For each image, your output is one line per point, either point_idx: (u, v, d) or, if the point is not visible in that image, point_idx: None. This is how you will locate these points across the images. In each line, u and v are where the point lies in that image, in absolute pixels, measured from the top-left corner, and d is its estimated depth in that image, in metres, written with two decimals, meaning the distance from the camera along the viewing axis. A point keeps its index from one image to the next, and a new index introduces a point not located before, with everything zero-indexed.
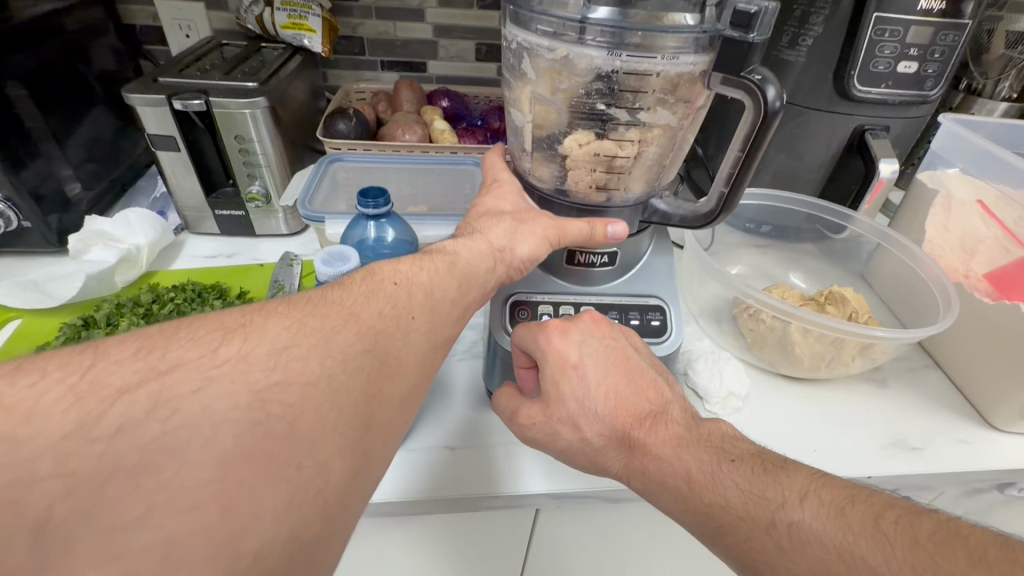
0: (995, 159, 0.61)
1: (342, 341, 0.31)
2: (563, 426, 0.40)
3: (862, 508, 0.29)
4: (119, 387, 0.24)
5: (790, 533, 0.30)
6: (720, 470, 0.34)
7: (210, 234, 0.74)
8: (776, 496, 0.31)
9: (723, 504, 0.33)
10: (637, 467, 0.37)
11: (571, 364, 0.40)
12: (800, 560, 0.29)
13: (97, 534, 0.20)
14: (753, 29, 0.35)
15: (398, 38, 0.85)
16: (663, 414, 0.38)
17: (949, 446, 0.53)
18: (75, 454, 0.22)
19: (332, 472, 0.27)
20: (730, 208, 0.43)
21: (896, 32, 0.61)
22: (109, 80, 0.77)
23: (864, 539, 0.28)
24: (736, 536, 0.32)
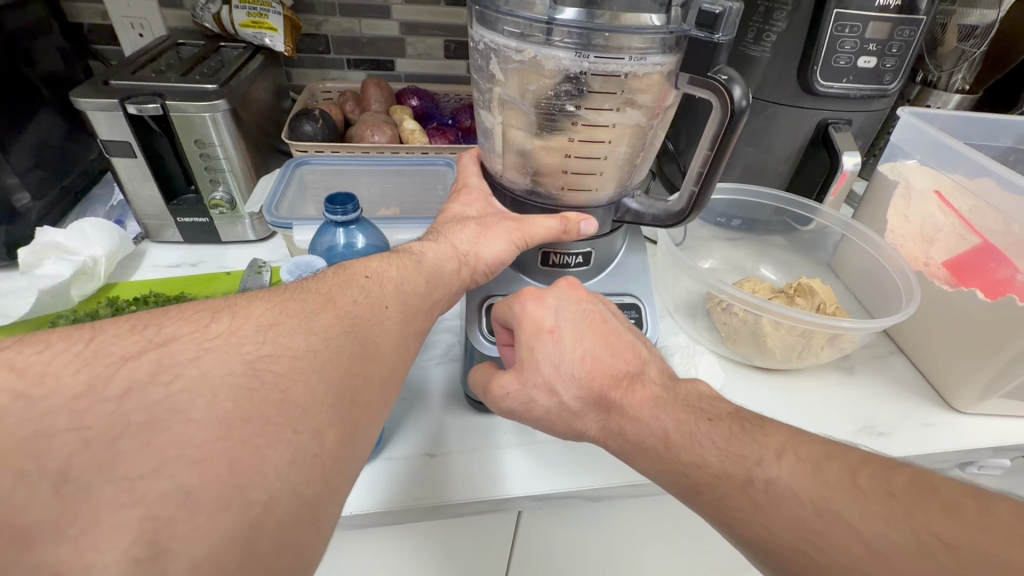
0: (949, 150, 0.63)
1: (322, 323, 0.30)
2: (540, 392, 0.40)
3: (837, 464, 0.30)
4: (121, 355, 0.24)
5: (767, 489, 0.30)
6: (697, 430, 0.34)
7: (172, 242, 0.71)
8: (753, 454, 0.32)
9: (701, 461, 0.33)
10: (613, 428, 0.38)
11: (547, 329, 0.41)
12: (776, 514, 0.29)
13: (116, 478, 0.20)
14: (718, 30, 0.35)
15: (364, 35, 0.83)
16: (640, 374, 0.39)
17: (914, 428, 0.55)
18: (91, 410, 0.22)
19: (326, 438, 0.26)
20: (701, 205, 0.44)
21: (856, 27, 0.62)
22: (57, 81, 0.73)
23: (841, 494, 0.28)
24: (711, 491, 0.32)
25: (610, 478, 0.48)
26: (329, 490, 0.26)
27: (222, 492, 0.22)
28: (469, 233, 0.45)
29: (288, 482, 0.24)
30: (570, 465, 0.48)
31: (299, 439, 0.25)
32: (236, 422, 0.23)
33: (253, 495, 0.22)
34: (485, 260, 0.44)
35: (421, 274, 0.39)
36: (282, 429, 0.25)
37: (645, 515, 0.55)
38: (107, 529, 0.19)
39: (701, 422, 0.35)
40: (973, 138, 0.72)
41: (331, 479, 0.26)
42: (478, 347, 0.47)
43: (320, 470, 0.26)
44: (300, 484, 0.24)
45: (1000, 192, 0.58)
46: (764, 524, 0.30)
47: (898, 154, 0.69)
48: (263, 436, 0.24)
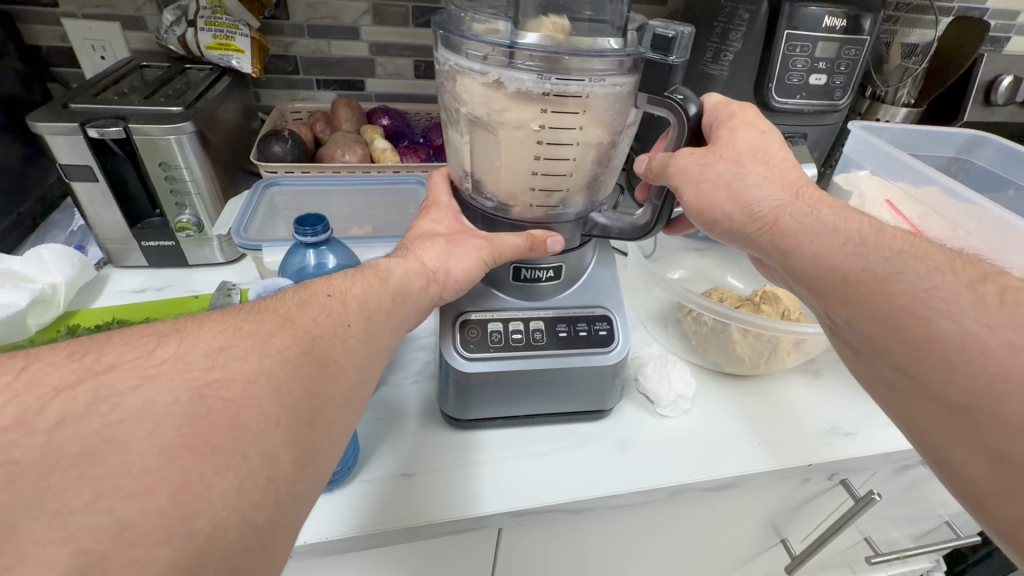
0: (897, 161, 0.67)
1: (279, 343, 0.29)
2: (717, 198, 0.40)
3: (992, 286, 0.32)
4: (54, 385, 0.23)
5: (926, 322, 0.32)
6: (962, 301, 0.32)
7: (136, 267, 0.70)
8: (911, 284, 0.33)
9: (924, 333, 0.32)
10: (776, 230, 0.39)
11: (729, 162, 0.41)
12: (932, 342, 0.31)
13: (46, 514, 0.20)
14: (672, 52, 0.37)
15: (333, 56, 0.84)
16: (800, 196, 0.40)
17: (879, 428, 0.57)
18: (19, 444, 0.21)
19: (280, 462, 0.26)
20: (664, 217, 0.46)
21: (805, 47, 0.66)
22: (14, 105, 0.71)
23: (998, 320, 0.30)
24: (885, 321, 0.33)
25: (588, 491, 0.48)
26: (282, 514, 0.26)
27: (161, 524, 0.21)
28: (437, 251, 0.45)
29: (236, 508, 0.23)
30: (551, 479, 0.49)
31: (249, 464, 0.25)
32: (180, 450, 0.23)
33: (198, 524, 0.22)
34: (449, 277, 0.44)
35: (389, 294, 0.39)
36: (231, 456, 0.24)
37: (626, 526, 0.55)
38: (36, 563, 0.19)
39: (971, 286, 0.32)
40: (918, 150, 0.77)
41: (285, 502, 0.26)
42: (453, 362, 0.47)
43: (273, 494, 0.25)
44: (249, 509, 0.24)
45: (943, 200, 0.62)
46: (970, 397, 0.30)
47: (852, 165, 0.73)
48: (208, 464, 0.23)
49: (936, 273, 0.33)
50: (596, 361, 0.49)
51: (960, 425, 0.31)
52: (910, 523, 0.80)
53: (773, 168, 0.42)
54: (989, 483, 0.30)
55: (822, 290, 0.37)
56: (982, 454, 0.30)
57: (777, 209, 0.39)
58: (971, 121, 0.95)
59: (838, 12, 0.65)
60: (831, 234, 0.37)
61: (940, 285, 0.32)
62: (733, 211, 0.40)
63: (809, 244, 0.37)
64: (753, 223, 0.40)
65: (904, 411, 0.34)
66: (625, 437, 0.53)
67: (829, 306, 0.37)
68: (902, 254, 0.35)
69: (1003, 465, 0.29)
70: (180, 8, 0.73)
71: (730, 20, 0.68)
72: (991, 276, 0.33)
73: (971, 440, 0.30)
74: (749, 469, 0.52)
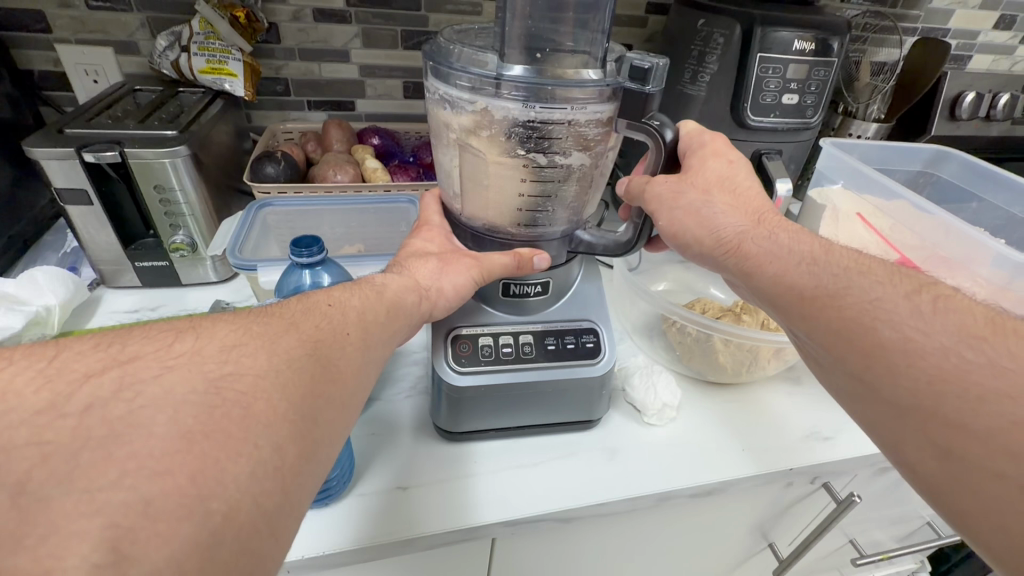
0: (867, 177, 0.71)
1: (286, 345, 0.31)
2: (687, 218, 0.43)
3: (926, 294, 0.34)
4: (83, 371, 0.24)
5: (873, 329, 0.34)
6: (902, 310, 0.34)
7: (130, 287, 0.70)
8: (859, 293, 0.35)
9: (871, 341, 0.34)
10: (739, 250, 0.41)
11: (699, 189, 0.44)
12: (881, 348, 0.33)
13: (75, 490, 0.21)
14: (648, 82, 0.40)
15: (323, 78, 0.86)
16: (763, 218, 0.43)
17: (856, 432, 0.59)
18: (50, 426, 0.22)
19: (287, 452, 0.27)
20: (645, 235, 0.48)
21: (778, 69, 0.70)
22: (7, 129, 0.72)
23: (934, 326, 0.32)
24: (838, 333, 0.35)
25: (579, 500, 0.49)
26: (289, 501, 0.27)
27: (181, 502, 0.22)
28: (429, 270, 0.47)
29: (249, 491, 0.25)
30: (540, 490, 0.50)
31: (261, 452, 0.26)
32: (198, 436, 0.24)
33: (214, 506, 0.23)
34: (439, 295, 0.46)
35: (388, 309, 0.40)
36: (243, 444, 0.25)
37: (616, 534, 0.57)
38: (67, 535, 0.20)
39: (909, 295, 0.34)
40: (888, 164, 0.80)
41: (291, 489, 0.27)
42: (445, 377, 0.49)
43: (281, 482, 0.26)
44: (260, 494, 0.25)
45: (911, 214, 0.65)
46: (914, 398, 0.32)
47: (825, 180, 0.77)
48: (224, 450, 0.24)
49: (878, 285, 0.35)
50: (583, 373, 0.51)
51: (909, 426, 0.32)
52: (893, 525, 0.83)
53: (739, 196, 0.44)
54: (938, 481, 0.31)
55: (783, 305, 0.39)
56: (931, 452, 0.31)
57: (741, 234, 0.41)
58: (938, 136, 1.00)
59: (807, 36, 0.69)
60: (788, 255, 0.39)
61: (882, 296, 0.35)
62: (702, 236, 0.43)
63: (769, 265, 0.40)
64: (720, 246, 0.42)
65: (862, 418, 0.35)
66: (615, 446, 0.55)
67: (788, 321, 0.39)
68: (849, 270, 0.37)
69: (949, 462, 0.30)
70: (175, 33, 0.74)
71: (705, 44, 0.72)
72: (928, 286, 0.35)
73: (919, 440, 0.32)
74: (733, 474, 0.53)
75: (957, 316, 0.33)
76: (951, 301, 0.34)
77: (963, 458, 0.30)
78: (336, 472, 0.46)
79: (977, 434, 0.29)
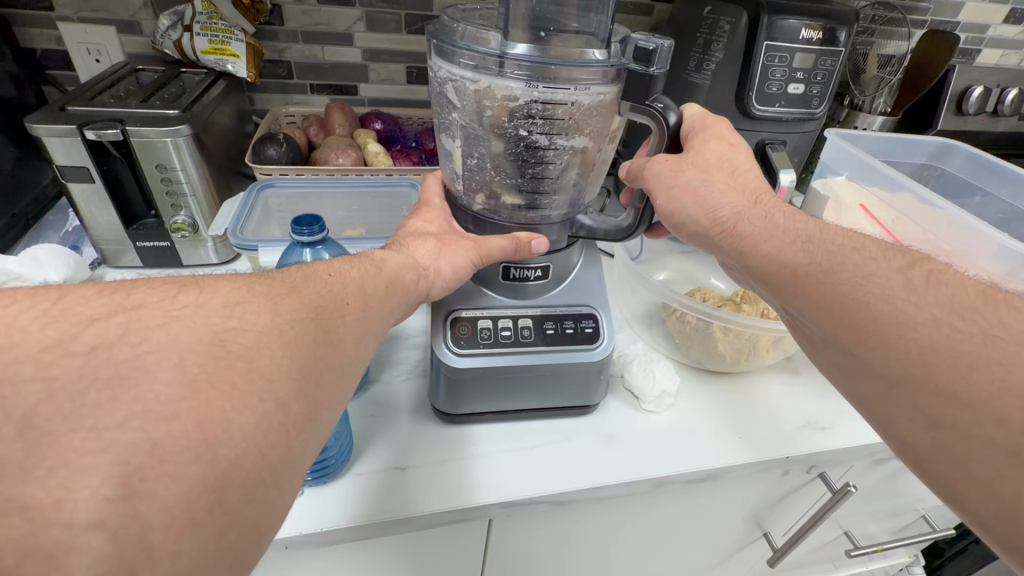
0: (871, 168, 0.70)
1: (287, 307, 0.31)
2: (687, 198, 0.43)
3: (920, 270, 0.34)
4: (89, 315, 0.24)
5: (865, 304, 0.34)
6: (895, 283, 0.34)
7: (131, 267, 0.70)
8: (855, 269, 0.35)
9: (863, 315, 0.34)
10: (735, 231, 0.41)
11: (700, 171, 0.43)
12: (873, 321, 0.33)
13: (81, 429, 0.21)
14: (653, 63, 0.39)
15: (327, 61, 0.85)
16: (762, 198, 0.43)
17: (853, 422, 0.60)
18: (57, 363, 0.22)
19: (291, 410, 0.27)
20: (646, 219, 0.48)
21: (784, 58, 0.69)
22: (8, 107, 0.72)
23: (928, 300, 0.32)
24: (829, 309, 0.35)
25: (573, 481, 0.50)
26: (293, 456, 0.27)
27: (189, 445, 0.22)
28: (428, 250, 0.47)
29: (254, 442, 0.25)
30: (534, 471, 0.50)
31: (265, 407, 0.26)
32: (203, 384, 0.24)
33: (221, 452, 0.23)
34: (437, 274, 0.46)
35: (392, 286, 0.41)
36: (248, 396, 0.25)
37: (612, 518, 0.57)
38: (77, 468, 0.20)
39: (902, 270, 0.34)
40: (892, 157, 0.80)
41: (295, 446, 0.27)
42: (444, 359, 0.49)
43: (284, 437, 0.26)
44: (265, 447, 0.25)
45: (915, 205, 0.65)
46: (906, 369, 0.32)
47: (829, 172, 0.77)
48: (229, 400, 0.24)
49: (872, 261, 0.35)
50: (582, 358, 0.51)
51: (901, 399, 0.32)
52: (889, 518, 0.83)
53: (738, 177, 0.44)
54: (928, 452, 0.31)
55: (778, 284, 0.38)
56: (919, 423, 0.31)
57: (737, 214, 0.41)
58: (944, 130, 0.99)
59: (815, 25, 0.68)
60: (783, 233, 0.39)
61: (876, 272, 0.34)
62: (699, 214, 0.42)
63: (763, 244, 0.39)
64: (716, 226, 0.42)
65: (851, 394, 0.35)
66: (611, 431, 0.55)
67: (781, 299, 0.39)
68: (844, 247, 0.37)
69: (940, 431, 0.30)
70: (177, 13, 0.74)
71: (711, 32, 0.71)
72: (921, 261, 0.35)
73: (910, 411, 0.32)
74: (729, 460, 0.54)
75: (950, 289, 0.33)
76: (944, 275, 0.34)
77: (954, 426, 0.30)
78: (332, 450, 0.46)
79: (967, 401, 0.29)
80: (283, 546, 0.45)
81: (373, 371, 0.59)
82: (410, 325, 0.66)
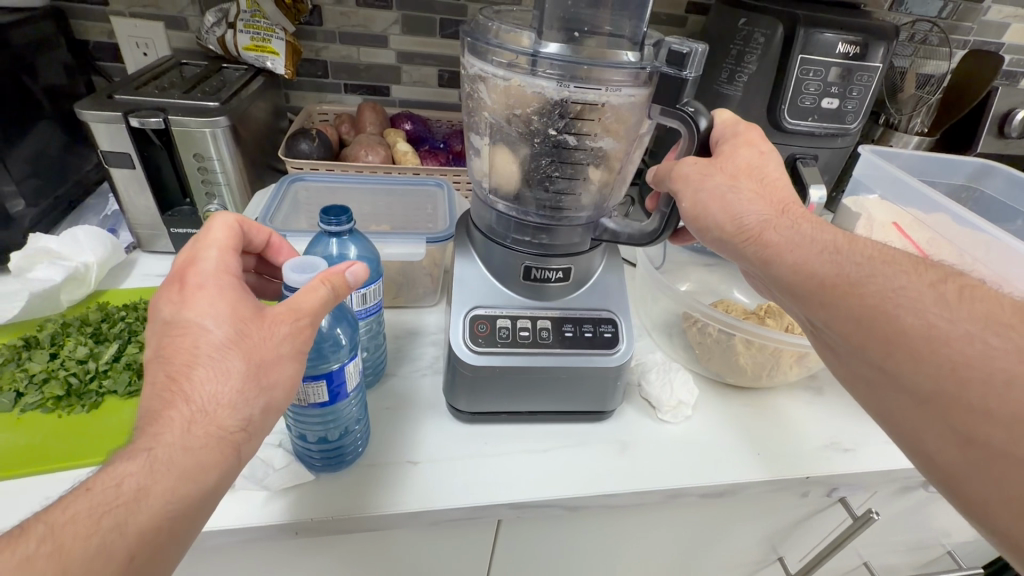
0: (907, 187, 0.68)
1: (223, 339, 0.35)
2: (713, 205, 0.42)
3: (952, 284, 0.33)
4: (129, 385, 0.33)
5: (894, 320, 0.32)
6: (926, 297, 0.32)
7: (164, 252, 0.73)
8: (886, 282, 0.34)
9: (892, 328, 0.32)
10: (761, 240, 0.40)
11: (730, 178, 0.42)
12: (903, 336, 0.32)
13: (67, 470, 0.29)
14: (685, 67, 0.39)
15: (361, 62, 0.87)
16: (791, 206, 0.42)
17: (877, 446, 0.58)
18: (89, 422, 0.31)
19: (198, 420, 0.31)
20: (671, 225, 0.47)
21: (819, 72, 0.68)
22: (59, 95, 0.75)
23: (961, 316, 0.31)
24: (858, 324, 0.34)
25: (584, 488, 0.49)
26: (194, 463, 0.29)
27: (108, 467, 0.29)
28: (227, 236, 0.39)
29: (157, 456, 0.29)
30: (547, 475, 0.50)
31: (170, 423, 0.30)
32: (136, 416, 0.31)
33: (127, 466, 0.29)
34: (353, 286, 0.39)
35: (212, 279, 0.35)
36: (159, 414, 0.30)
37: (621, 528, 0.56)
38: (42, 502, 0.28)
39: (933, 284, 0.33)
40: (929, 176, 0.78)
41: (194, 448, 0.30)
42: (461, 357, 0.49)
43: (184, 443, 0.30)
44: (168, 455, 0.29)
45: (954, 226, 0.63)
46: (936, 384, 0.31)
47: (862, 189, 0.75)
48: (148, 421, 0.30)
49: (902, 274, 0.34)
50: (600, 363, 0.51)
51: (931, 415, 0.31)
52: (913, 551, 0.80)
53: (766, 185, 0.43)
54: (960, 470, 0.31)
55: (806, 296, 0.37)
56: (950, 439, 0.31)
57: (763, 223, 0.40)
58: (984, 153, 0.95)
59: (852, 40, 0.67)
60: (810, 244, 0.38)
61: (906, 284, 0.33)
62: (723, 221, 0.41)
63: (788, 254, 0.38)
64: (740, 234, 0.41)
65: (877, 407, 0.35)
66: (625, 439, 0.54)
67: (807, 313, 0.38)
68: (873, 259, 0.35)
69: (971, 449, 0.30)
70: (222, 10, 0.77)
71: (745, 43, 0.71)
72: (953, 276, 0.34)
73: (940, 428, 0.31)
74: (747, 476, 0.52)
75: (984, 305, 0.31)
76: (977, 291, 0.33)
77: (987, 445, 0.29)
78: (350, 436, 0.47)
79: (1002, 421, 0.28)
80: (293, 532, 0.45)
81: (391, 366, 0.59)
82: (429, 322, 0.66)
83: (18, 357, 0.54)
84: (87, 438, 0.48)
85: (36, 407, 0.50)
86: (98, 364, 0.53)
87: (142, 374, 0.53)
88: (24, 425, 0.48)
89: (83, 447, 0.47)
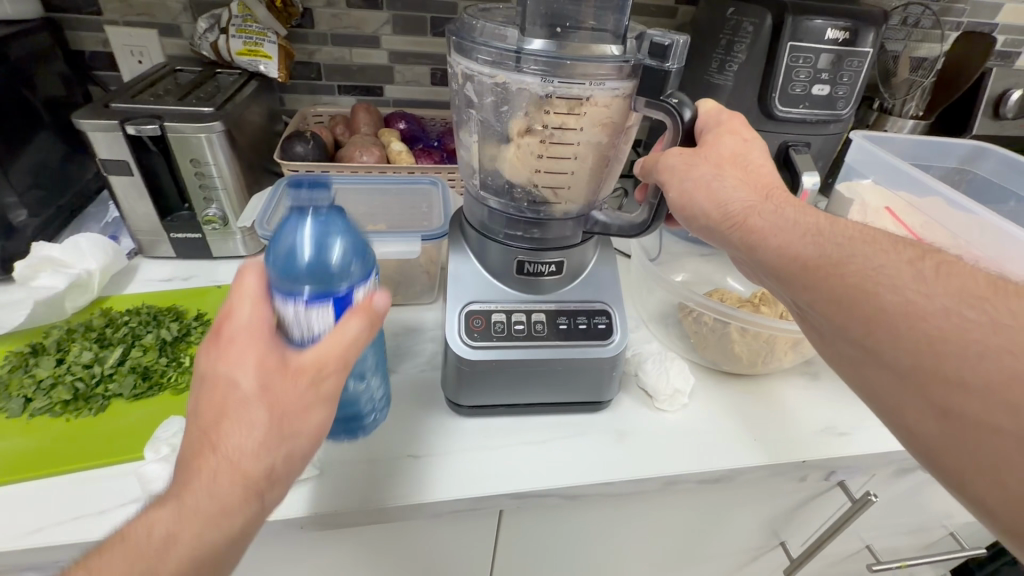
0: (900, 170, 0.68)
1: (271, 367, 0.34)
2: (698, 193, 0.42)
3: (930, 262, 0.34)
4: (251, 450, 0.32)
5: (874, 298, 0.33)
6: (904, 275, 0.33)
7: (165, 258, 0.74)
8: (867, 263, 0.34)
9: (872, 306, 0.33)
10: (745, 225, 0.40)
11: (714, 167, 0.43)
12: (885, 315, 0.33)
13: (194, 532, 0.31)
14: (668, 59, 0.40)
15: (354, 64, 0.88)
16: (775, 193, 0.42)
17: (873, 429, 0.58)
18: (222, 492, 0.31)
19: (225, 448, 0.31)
20: (661, 216, 0.48)
21: (809, 59, 0.69)
22: (57, 105, 0.76)
23: (939, 293, 0.32)
24: (839, 306, 0.35)
25: (582, 476, 0.50)
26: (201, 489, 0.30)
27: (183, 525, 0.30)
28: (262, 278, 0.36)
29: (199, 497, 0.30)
30: (546, 465, 0.51)
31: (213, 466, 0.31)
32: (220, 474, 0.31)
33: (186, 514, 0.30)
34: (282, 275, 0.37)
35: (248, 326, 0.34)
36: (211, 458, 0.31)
37: (621, 516, 0.57)
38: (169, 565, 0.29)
39: (911, 263, 0.34)
40: (922, 159, 0.78)
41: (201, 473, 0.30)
42: (457, 351, 0.50)
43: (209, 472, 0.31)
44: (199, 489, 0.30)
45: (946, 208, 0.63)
46: (915, 359, 0.31)
47: (855, 174, 0.75)
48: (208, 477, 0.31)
49: (882, 254, 0.35)
50: (595, 353, 0.51)
51: (911, 390, 0.32)
52: (914, 534, 0.80)
53: (750, 173, 0.43)
54: (940, 443, 0.31)
55: (790, 278, 0.38)
56: (930, 412, 0.31)
57: (748, 209, 0.41)
58: (979, 135, 0.95)
59: (841, 25, 0.67)
60: (792, 228, 0.39)
61: (885, 264, 0.34)
62: (709, 209, 0.42)
63: (772, 238, 0.39)
64: (725, 220, 0.41)
65: (859, 384, 0.35)
66: (623, 428, 0.55)
67: (790, 295, 0.38)
68: (854, 240, 0.36)
69: (950, 421, 0.30)
70: (214, 16, 0.78)
71: (734, 32, 0.71)
72: (931, 254, 0.35)
73: (919, 402, 0.32)
74: (744, 462, 0.53)
75: (959, 280, 0.32)
76: (954, 267, 0.33)
77: (963, 415, 0.30)
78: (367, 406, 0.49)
79: (978, 392, 0.29)
80: (299, 526, 0.46)
81: (390, 363, 0.60)
82: (427, 319, 0.67)
83: (25, 364, 0.55)
84: (96, 440, 0.49)
85: (45, 411, 0.51)
86: (104, 369, 0.54)
87: (147, 377, 0.54)
88: (33, 431, 0.50)
89: (91, 450, 0.48)
